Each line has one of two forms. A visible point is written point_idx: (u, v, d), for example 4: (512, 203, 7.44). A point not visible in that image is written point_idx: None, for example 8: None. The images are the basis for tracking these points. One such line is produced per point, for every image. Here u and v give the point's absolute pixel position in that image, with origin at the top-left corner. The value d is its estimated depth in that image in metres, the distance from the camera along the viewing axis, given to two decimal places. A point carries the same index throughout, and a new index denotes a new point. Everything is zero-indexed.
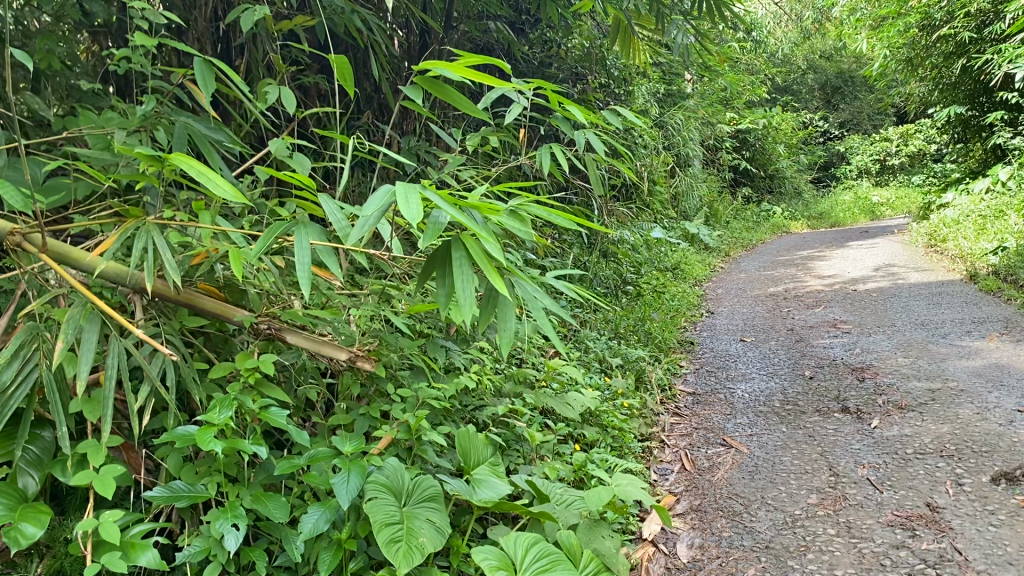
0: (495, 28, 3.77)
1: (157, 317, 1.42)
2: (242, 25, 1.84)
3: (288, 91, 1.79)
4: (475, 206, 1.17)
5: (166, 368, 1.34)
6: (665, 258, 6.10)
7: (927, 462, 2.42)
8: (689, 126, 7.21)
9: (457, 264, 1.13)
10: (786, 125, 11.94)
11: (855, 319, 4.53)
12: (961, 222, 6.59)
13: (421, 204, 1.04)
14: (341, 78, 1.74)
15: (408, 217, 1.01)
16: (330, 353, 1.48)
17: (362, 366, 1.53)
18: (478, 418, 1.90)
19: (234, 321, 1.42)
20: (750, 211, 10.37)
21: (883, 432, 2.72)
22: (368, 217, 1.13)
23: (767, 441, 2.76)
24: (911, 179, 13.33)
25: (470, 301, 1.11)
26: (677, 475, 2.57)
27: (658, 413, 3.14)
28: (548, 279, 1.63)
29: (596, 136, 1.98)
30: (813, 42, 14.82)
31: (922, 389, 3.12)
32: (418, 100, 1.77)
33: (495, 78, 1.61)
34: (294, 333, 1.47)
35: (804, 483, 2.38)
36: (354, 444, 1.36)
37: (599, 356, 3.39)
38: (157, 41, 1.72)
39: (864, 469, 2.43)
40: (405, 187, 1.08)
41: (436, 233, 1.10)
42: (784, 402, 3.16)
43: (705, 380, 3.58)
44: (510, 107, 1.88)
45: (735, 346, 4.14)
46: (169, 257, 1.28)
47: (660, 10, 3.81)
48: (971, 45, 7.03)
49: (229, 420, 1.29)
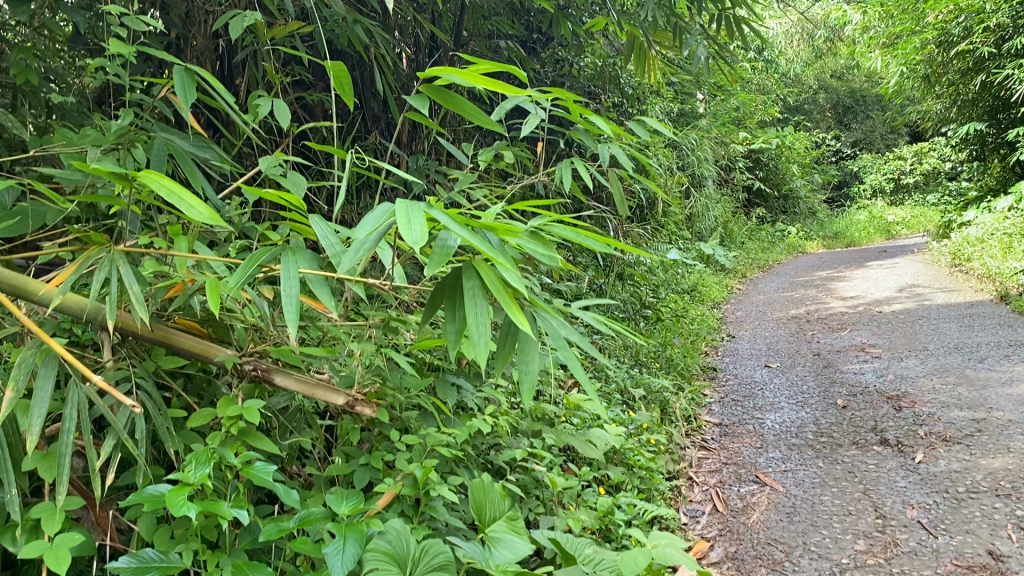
0: (506, 45, 3.62)
1: (128, 359, 1.24)
2: (233, 34, 1.68)
3: (282, 103, 1.62)
4: (490, 226, 0.99)
5: (136, 419, 1.16)
6: (682, 280, 5.92)
7: (984, 503, 2.22)
8: (703, 145, 7.04)
9: (469, 295, 0.95)
10: (799, 144, 11.77)
11: (883, 342, 4.32)
12: (985, 241, 6.39)
13: (426, 225, 0.87)
14: (338, 85, 1.53)
15: (409, 241, 0.83)
16: (322, 397, 1.27)
17: (362, 412, 1.33)
18: (494, 463, 1.72)
19: (215, 362, 1.25)
20: (765, 231, 10.17)
21: (930, 467, 2.52)
22: (365, 241, 0.96)
23: (803, 477, 2.56)
24: (926, 199, 13.14)
25: (484, 338, 0.92)
26: (709, 517, 2.37)
27: (684, 447, 2.94)
28: (574, 310, 1.43)
29: (622, 150, 1.79)
30: (824, 62, 14.67)
31: (967, 419, 2.92)
32: (425, 110, 1.58)
33: (510, 85, 1.43)
34: (283, 374, 1.29)
35: (849, 526, 2.18)
36: (352, 504, 1.17)
37: (621, 387, 3.18)
38: (136, 48, 1.54)
39: (914, 510, 2.23)
40: (407, 205, 0.91)
41: (445, 258, 0.93)
42: (818, 434, 2.96)
43: (732, 410, 3.38)
44: (526, 119, 1.69)
45: (760, 372, 3.95)
46: (137, 291, 1.10)
47: (677, 25, 3.65)
48: (990, 61, 6.83)
49: (207, 478, 1.11)
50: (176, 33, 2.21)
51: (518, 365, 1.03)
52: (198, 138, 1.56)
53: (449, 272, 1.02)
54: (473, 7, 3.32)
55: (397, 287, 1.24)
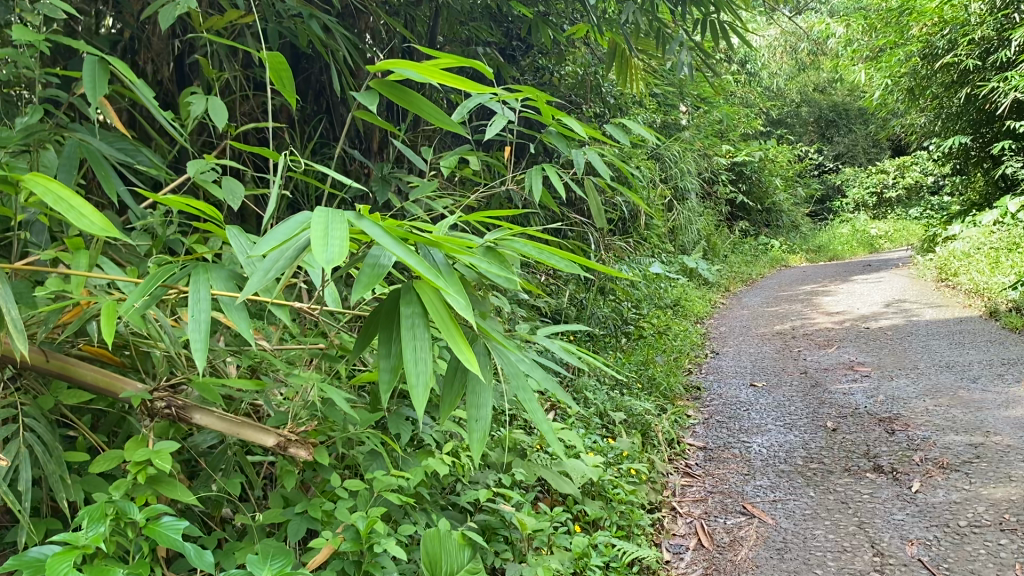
0: (483, 51, 3.46)
1: (19, 395, 1.06)
2: (161, 24, 1.50)
3: (219, 101, 1.44)
4: (435, 241, 0.82)
5: (20, 467, 0.98)
6: (665, 294, 5.78)
7: (987, 539, 2.06)
8: (687, 157, 6.88)
9: (407, 324, 0.78)
10: (782, 157, 11.66)
11: (871, 360, 4.17)
12: (971, 255, 6.27)
13: (346, 240, 0.70)
14: (276, 80, 1.35)
15: (320, 259, 0.66)
16: (250, 437, 1.10)
17: (295, 453, 1.15)
18: (457, 504, 1.56)
19: (121, 398, 1.07)
20: (748, 245, 10.03)
21: (927, 498, 2.36)
22: (278, 258, 0.79)
23: (793, 508, 2.39)
24: (908, 213, 13.10)
25: (424, 379, 0.74)
26: (693, 553, 2.21)
27: (667, 474, 2.78)
28: (541, 340, 1.25)
29: (598, 156, 1.61)
30: (806, 76, 14.60)
31: (965, 444, 2.76)
32: (375, 107, 1.39)
33: (471, 80, 1.27)
34: (204, 412, 1.11)
35: (844, 565, 2.01)
36: (275, 568, 0.99)
37: (600, 410, 3.01)
38: (45, 36, 1.36)
39: (913, 547, 2.06)
40: (325, 212, 0.74)
41: (373, 281, 0.76)
42: (807, 459, 2.80)
43: (716, 433, 3.22)
44: (492, 120, 1.51)
45: (746, 391, 3.79)
46: (18, 316, 0.92)
47: (660, 31, 3.48)
48: (975, 74, 6.71)
49: (101, 537, 0.92)
50: (121, 32, 2.04)
51: (468, 410, 0.84)
52: (126, 140, 1.40)
53: (384, 299, 0.84)
54: (448, 10, 3.16)
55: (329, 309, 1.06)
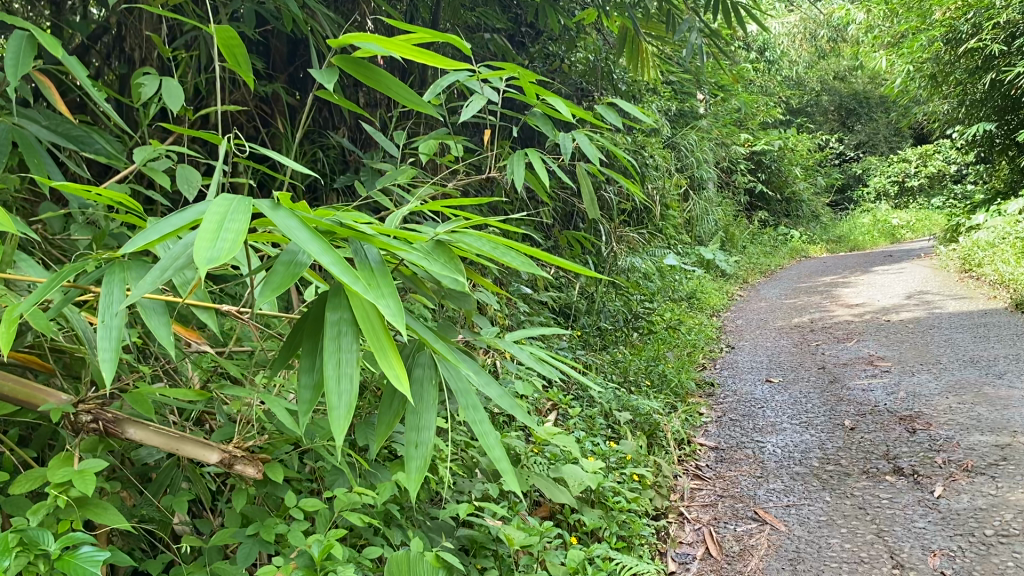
0: (488, 36, 3.32)
1: None
2: None
3: (173, 81, 1.34)
4: (367, 237, 0.70)
5: None
6: (679, 288, 5.65)
7: (1016, 550, 1.92)
8: (703, 146, 6.71)
9: (332, 330, 0.66)
10: (802, 146, 11.44)
11: (891, 354, 4.01)
12: (996, 245, 6.07)
13: (242, 235, 0.58)
14: (230, 58, 1.24)
15: (200, 257, 0.54)
16: (189, 453, 0.98)
17: (242, 472, 1.02)
18: (438, 518, 1.45)
19: (42, 409, 0.95)
20: (767, 235, 9.85)
21: (951, 504, 2.21)
22: (175, 258, 0.68)
23: (807, 514, 2.26)
24: (931, 202, 12.86)
25: (347, 399, 0.63)
26: (700, 563, 2.08)
27: (676, 476, 2.66)
28: (507, 345, 1.11)
29: (587, 140, 1.49)
30: (826, 64, 14.32)
31: (990, 445, 2.62)
32: (335, 85, 1.28)
33: (442, 56, 1.14)
34: (139, 425, 0.98)
35: None
36: None
37: (606, 410, 2.90)
38: None
39: (935, 558, 1.93)
40: (227, 202, 0.62)
41: (286, 282, 0.65)
42: (824, 460, 2.65)
43: (730, 432, 3.08)
44: (470, 101, 1.39)
45: (760, 387, 3.65)
46: None
47: (670, 13, 3.31)
48: (1001, 58, 6.48)
49: None
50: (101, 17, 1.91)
51: (408, 434, 0.75)
52: (75, 125, 1.28)
53: (311, 303, 0.73)
54: None
55: (263, 313, 0.98)
